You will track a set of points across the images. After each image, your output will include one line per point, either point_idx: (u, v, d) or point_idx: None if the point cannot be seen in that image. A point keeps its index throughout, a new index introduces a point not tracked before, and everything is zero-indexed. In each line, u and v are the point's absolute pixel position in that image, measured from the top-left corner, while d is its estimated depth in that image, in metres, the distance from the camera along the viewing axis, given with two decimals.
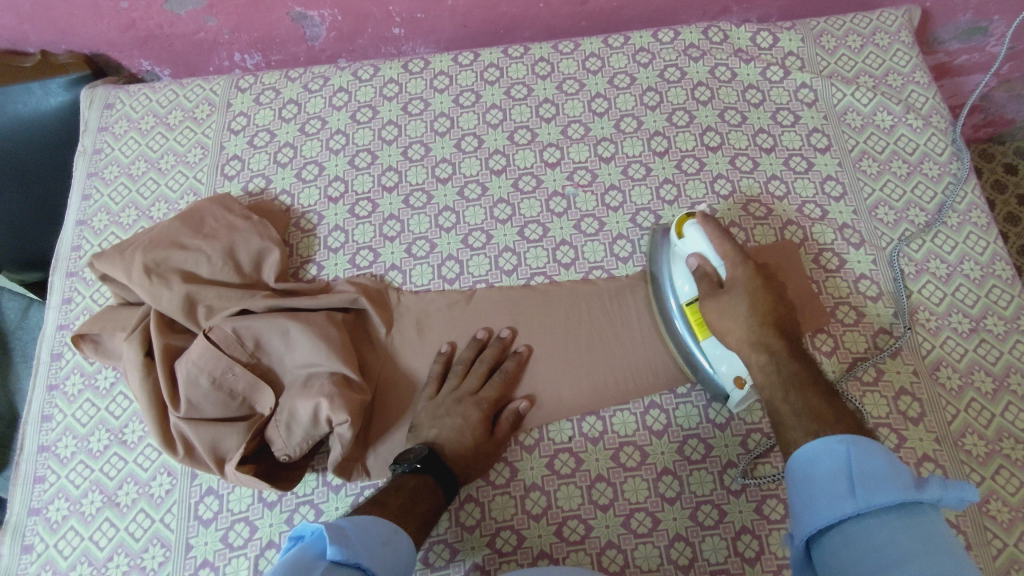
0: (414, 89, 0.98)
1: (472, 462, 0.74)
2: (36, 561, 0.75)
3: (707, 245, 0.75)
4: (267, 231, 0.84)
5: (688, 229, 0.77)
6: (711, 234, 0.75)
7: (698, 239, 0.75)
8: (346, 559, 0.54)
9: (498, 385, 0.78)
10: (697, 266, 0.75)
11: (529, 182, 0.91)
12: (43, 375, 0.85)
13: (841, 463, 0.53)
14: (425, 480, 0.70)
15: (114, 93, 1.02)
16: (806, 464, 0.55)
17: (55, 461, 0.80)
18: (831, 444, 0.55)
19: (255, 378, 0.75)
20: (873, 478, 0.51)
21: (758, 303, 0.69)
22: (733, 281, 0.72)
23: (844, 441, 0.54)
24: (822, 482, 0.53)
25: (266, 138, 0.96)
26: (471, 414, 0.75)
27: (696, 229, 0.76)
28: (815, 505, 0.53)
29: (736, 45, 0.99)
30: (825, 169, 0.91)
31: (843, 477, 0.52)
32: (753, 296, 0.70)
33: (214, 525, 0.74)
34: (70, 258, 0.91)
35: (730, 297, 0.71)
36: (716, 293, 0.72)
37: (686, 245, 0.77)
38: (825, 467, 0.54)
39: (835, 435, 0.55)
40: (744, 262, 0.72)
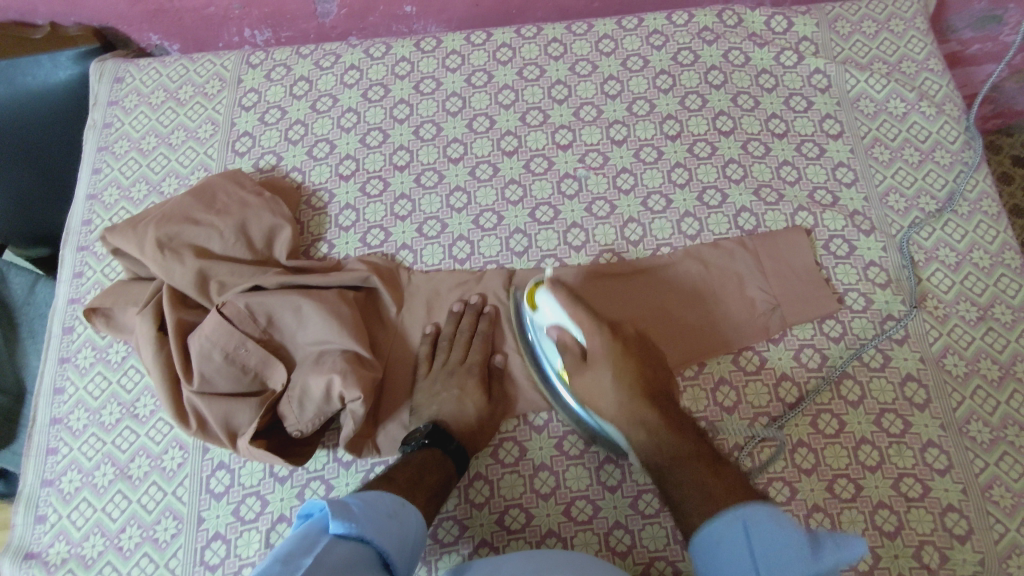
0: (426, 68, 0.97)
1: (476, 430, 0.76)
2: (50, 532, 0.76)
3: (562, 314, 0.73)
4: (279, 208, 0.84)
5: (540, 297, 0.74)
6: (563, 303, 0.73)
7: (552, 309, 0.74)
8: (349, 532, 0.55)
9: (481, 349, 0.80)
10: (559, 338, 0.73)
11: (540, 163, 0.91)
12: (54, 348, 0.85)
13: (744, 543, 0.58)
14: (434, 454, 0.71)
15: (124, 66, 1.01)
16: (711, 543, 0.59)
17: (67, 434, 0.80)
18: (730, 522, 0.59)
19: (267, 353, 0.75)
20: (776, 558, 0.56)
21: (622, 373, 0.71)
22: (593, 354, 0.72)
23: (740, 517, 0.59)
24: (729, 564, 0.57)
25: (277, 114, 0.95)
26: (467, 384, 0.77)
27: (547, 296, 0.74)
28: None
29: (750, 29, 0.98)
30: (837, 155, 0.91)
31: (748, 561, 0.57)
32: (616, 367, 0.72)
33: (226, 499, 0.75)
34: (81, 233, 0.91)
35: (596, 373, 0.72)
36: (581, 368, 0.73)
37: (542, 316, 0.75)
38: (728, 549, 0.58)
39: (729, 510, 0.60)
40: (600, 330, 0.72)
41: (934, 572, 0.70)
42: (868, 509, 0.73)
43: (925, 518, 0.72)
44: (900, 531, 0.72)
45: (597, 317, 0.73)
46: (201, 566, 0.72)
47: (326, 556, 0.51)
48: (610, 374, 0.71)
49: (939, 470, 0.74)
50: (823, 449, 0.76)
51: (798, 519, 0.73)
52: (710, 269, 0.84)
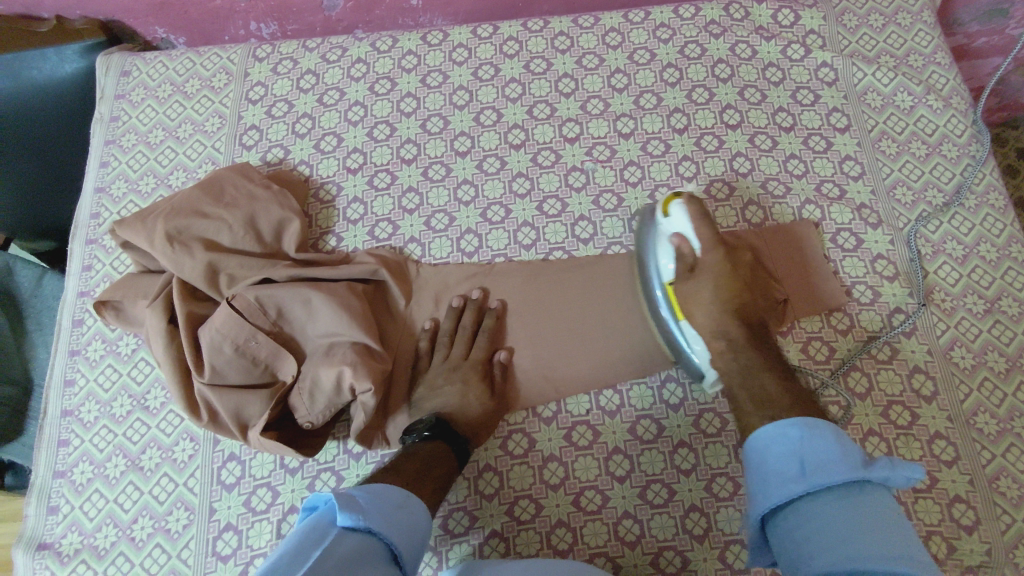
0: (433, 62, 0.97)
1: (480, 422, 0.76)
2: (62, 522, 0.76)
3: (688, 226, 0.75)
4: (288, 201, 0.84)
5: (674, 207, 0.77)
6: (694, 215, 0.76)
7: (683, 217, 0.76)
8: (358, 525, 0.55)
9: (485, 344, 0.80)
10: (677, 246, 0.75)
11: (548, 157, 0.91)
12: (64, 341, 0.85)
13: (798, 445, 0.59)
14: (439, 445, 0.71)
15: (130, 60, 1.01)
16: (765, 447, 0.61)
17: (78, 426, 0.80)
18: (788, 428, 0.61)
19: (278, 345, 0.75)
20: (824, 459, 0.57)
21: (723, 289, 0.74)
22: (703, 266, 0.75)
23: (800, 425, 0.60)
24: (777, 463, 0.59)
25: (284, 108, 0.95)
26: (470, 377, 0.78)
27: (681, 207, 0.76)
28: (771, 484, 0.59)
29: (757, 23, 0.98)
30: (844, 148, 0.91)
31: (796, 460, 0.58)
32: (719, 281, 0.75)
33: (237, 490, 0.75)
34: (89, 226, 0.91)
35: (700, 282, 0.75)
36: (687, 278, 0.75)
37: (669, 224, 0.77)
38: (780, 449, 0.60)
39: (788, 421, 0.61)
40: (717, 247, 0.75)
41: (941, 562, 0.71)
42: None
43: (932, 509, 0.73)
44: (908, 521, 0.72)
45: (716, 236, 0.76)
46: (213, 556, 0.73)
47: (335, 547, 0.52)
48: (711, 287, 0.74)
49: (946, 461, 0.75)
50: None
51: None
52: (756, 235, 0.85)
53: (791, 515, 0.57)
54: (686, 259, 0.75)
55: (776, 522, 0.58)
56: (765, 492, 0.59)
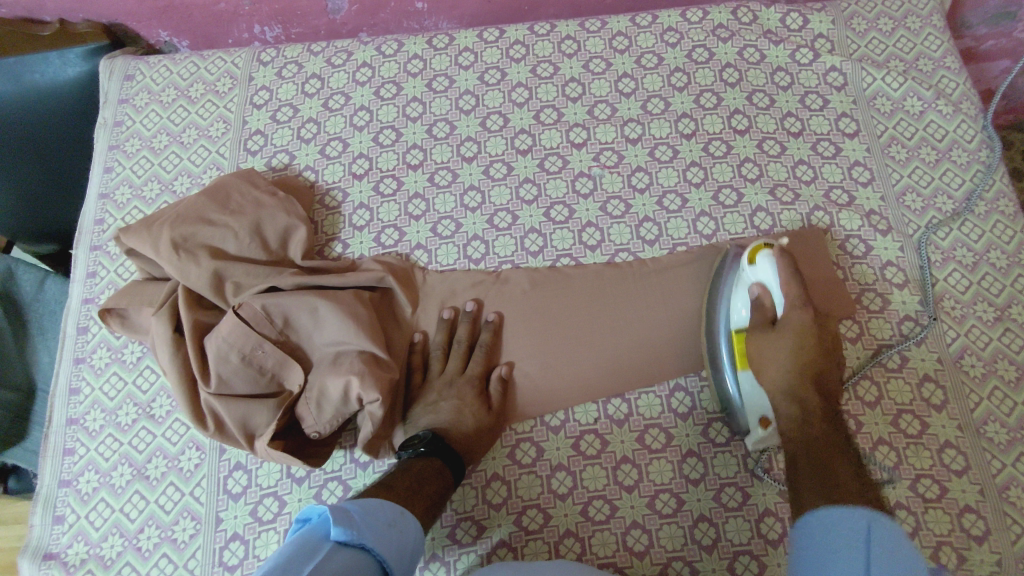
0: (439, 66, 0.97)
1: (474, 438, 0.75)
2: (68, 532, 0.76)
3: (774, 280, 0.73)
4: (294, 208, 0.84)
5: (762, 258, 0.74)
6: (783, 270, 0.72)
7: (769, 270, 0.73)
8: (350, 540, 0.54)
9: (481, 359, 0.80)
10: (758, 298, 0.74)
11: (555, 162, 0.91)
12: (69, 348, 0.85)
13: (861, 540, 0.53)
14: (432, 463, 0.70)
15: (134, 64, 1.01)
16: (825, 529, 0.56)
17: (84, 434, 0.80)
18: (853, 515, 0.55)
19: (284, 354, 0.75)
20: (888, 556, 0.51)
21: (802, 353, 0.70)
22: (787, 324, 0.72)
23: (865, 516, 0.55)
24: (834, 549, 0.54)
25: (289, 113, 0.95)
26: (465, 393, 0.77)
27: (769, 260, 0.73)
28: (825, 567, 0.53)
29: (764, 26, 0.98)
30: (853, 154, 0.90)
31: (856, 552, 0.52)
32: (801, 344, 0.70)
33: (244, 500, 0.75)
34: (93, 232, 0.91)
35: (779, 340, 0.72)
36: (766, 331, 0.73)
37: (754, 272, 0.75)
38: (840, 537, 0.54)
39: (859, 512, 0.56)
40: (803, 307, 0.71)
41: (951, 573, 0.71)
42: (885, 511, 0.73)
43: (942, 519, 0.72)
44: (918, 531, 0.72)
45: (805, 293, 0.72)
46: (220, 566, 0.73)
47: (327, 562, 0.51)
48: (791, 347, 0.71)
49: (956, 471, 0.74)
50: None
51: None
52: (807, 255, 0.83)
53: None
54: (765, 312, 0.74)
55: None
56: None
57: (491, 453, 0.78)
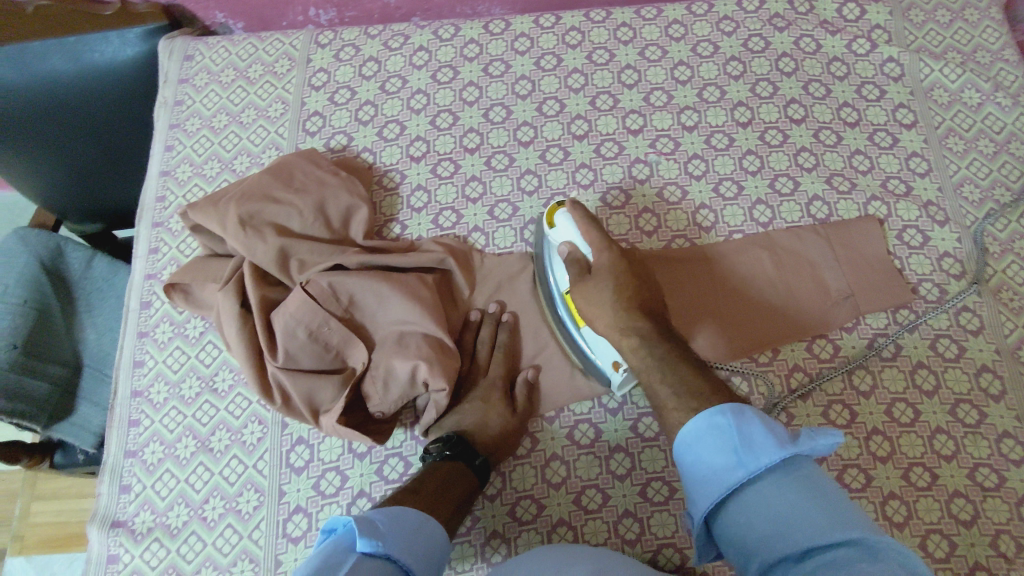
0: (495, 51, 0.97)
1: (500, 440, 0.74)
2: (135, 501, 0.78)
3: (575, 233, 0.74)
4: (356, 188, 0.85)
5: (560, 217, 0.76)
6: (580, 222, 0.74)
7: (568, 228, 0.75)
8: (376, 550, 0.53)
9: (502, 362, 0.80)
10: (568, 255, 0.74)
11: (611, 148, 0.91)
12: (133, 323, 0.86)
13: (727, 434, 0.55)
14: (457, 466, 0.69)
15: (194, 44, 1.02)
16: (694, 437, 0.57)
17: (148, 406, 0.82)
18: (713, 415, 0.56)
19: (349, 332, 0.76)
20: (753, 443, 0.53)
21: (622, 292, 0.72)
22: (598, 268, 0.73)
23: (724, 410, 0.56)
24: (708, 455, 0.55)
25: (347, 95, 0.96)
26: (490, 395, 0.77)
27: (566, 217, 0.75)
28: (709, 478, 0.54)
29: (821, 16, 0.97)
30: (910, 145, 0.90)
31: (726, 448, 0.54)
32: (618, 283, 0.72)
33: (306, 473, 0.76)
34: (155, 209, 0.92)
35: (597, 284, 0.72)
36: (583, 280, 0.73)
37: (557, 235, 0.76)
38: (709, 439, 0.56)
39: (715, 407, 0.57)
40: (609, 248, 0.73)
41: (1011, 561, 0.71)
42: (943, 497, 0.73)
43: (1001, 508, 0.73)
44: (977, 520, 0.72)
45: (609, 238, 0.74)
46: (284, 538, 0.74)
47: None
48: (610, 289, 0.72)
49: (1015, 461, 0.75)
50: (897, 437, 0.76)
51: (874, 505, 0.73)
52: (853, 243, 0.84)
53: (736, 509, 0.52)
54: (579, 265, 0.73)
55: (721, 519, 0.54)
56: (705, 490, 0.54)
57: (549, 433, 0.79)
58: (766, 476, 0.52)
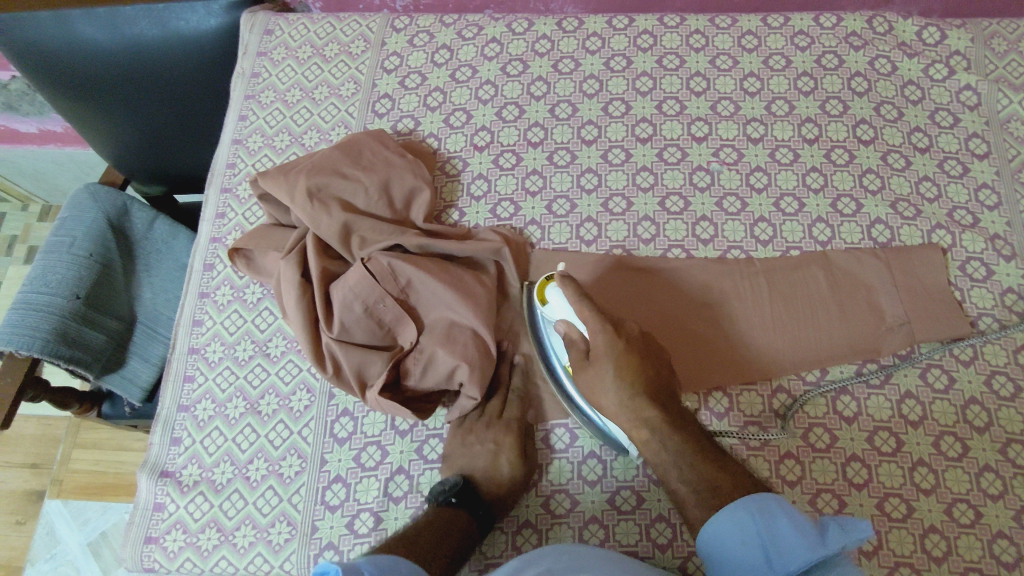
0: (566, 48, 0.98)
1: (506, 490, 0.74)
2: (184, 454, 0.81)
3: (570, 311, 0.73)
4: (421, 172, 0.87)
5: (551, 292, 0.74)
6: (571, 300, 0.72)
7: (562, 305, 0.73)
8: None
9: (518, 405, 0.80)
10: (565, 333, 0.73)
11: (674, 153, 0.91)
12: (195, 283, 0.90)
13: (753, 533, 0.58)
14: (460, 514, 0.70)
15: (274, 20, 1.05)
16: (721, 537, 0.60)
17: (203, 363, 0.85)
18: (737, 515, 0.59)
19: (402, 311, 0.78)
20: (782, 549, 0.57)
21: (624, 372, 0.69)
22: (596, 352, 0.71)
23: (750, 509, 0.59)
24: (740, 555, 0.59)
25: (417, 80, 0.98)
26: (503, 440, 0.76)
27: (557, 291, 0.74)
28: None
29: (900, 38, 0.96)
30: (981, 175, 0.88)
31: (758, 551, 0.58)
32: (618, 364, 0.70)
33: (348, 445, 0.78)
34: (225, 175, 0.96)
35: (598, 371, 0.70)
36: (583, 365, 0.72)
37: (550, 310, 0.75)
38: (739, 543, 0.59)
39: (739, 504, 0.60)
40: (606, 327, 0.70)
41: None
42: (986, 537, 0.72)
43: None
44: (1020, 563, 0.71)
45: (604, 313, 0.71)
46: (322, 505, 0.76)
47: None
48: (612, 371, 0.70)
49: None
50: (943, 471, 0.75)
51: (913, 537, 0.72)
52: (911, 270, 0.83)
53: None
54: (576, 346, 0.72)
55: None
56: None
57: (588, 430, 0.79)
58: (795, 571, 0.56)
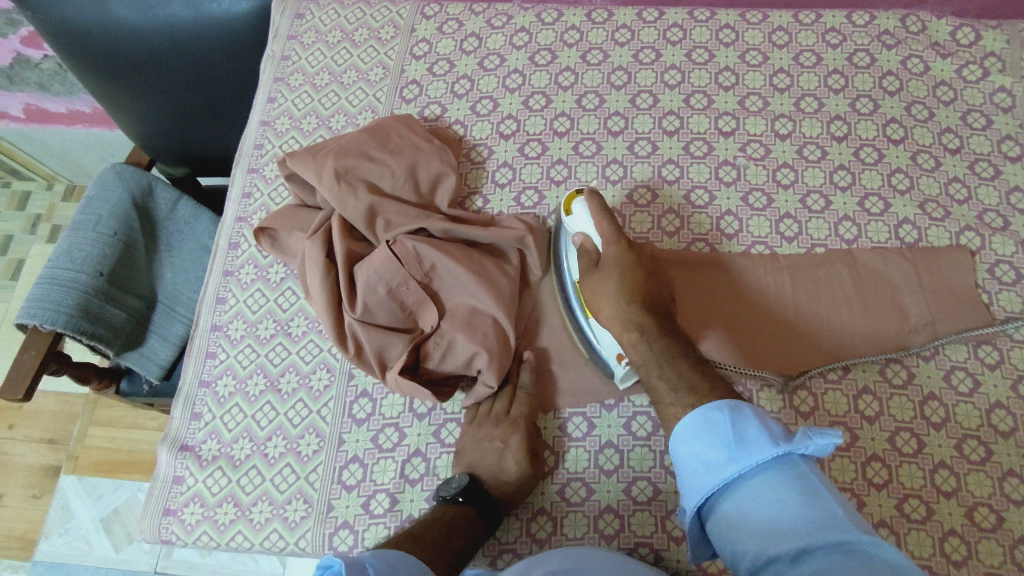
0: (595, 39, 0.98)
1: (513, 490, 0.73)
2: (204, 429, 0.81)
3: (590, 223, 0.77)
4: (447, 157, 0.87)
5: (576, 205, 0.78)
6: (592, 211, 0.76)
7: (584, 218, 0.77)
8: None
9: (528, 402, 0.77)
10: (580, 245, 0.76)
11: (700, 147, 0.91)
12: (219, 261, 0.91)
13: (720, 430, 0.55)
14: (467, 512, 0.68)
15: (305, 4, 1.06)
16: (686, 437, 0.57)
17: (225, 341, 0.85)
18: (708, 413, 0.57)
19: (425, 295, 0.78)
20: (746, 444, 0.52)
21: (626, 285, 0.73)
22: (606, 261, 0.75)
23: (723, 408, 0.56)
24: (701, 455, 0.55)
25: (445, 67, 0.98)
26: (511, 439, 0.74)
27: (582, 205, 0.77)
28: (699, 475, 0.55)
29: (933, 38, 0.95)
30: (1013, 178, 0.87)
31: (721, 446, 0.54)
32: (623, 277, 0.74)
33: (367, 426, 0.78)
34: (252, 155, 0.97)
35: (603, 276, 0.74)
36: (592, 271, 0.76)
37: (571, 222, 0.78)
38: (704, 441, 0.55)
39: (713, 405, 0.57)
40: (618, 242, 0.75)
41: None
42: (1007, 543, 0.71)
43: None
44: None
45: (620, 230, 0.76)
46: (338, 485, 0.76)
47: None
48: (615, 285, 0.73)
49: None
50: (965, 474, 0.74)
51: (932, 540, 0.71)
52: (938, 271, 0.82)
53: (731, 506, 0.52)
54: (589, 255, 0.76)
55: (714, 521, 0.54)
56: (698, 488, 0.55)
57: (607, 420, 0.78)
58: (759, 472, 0.52)
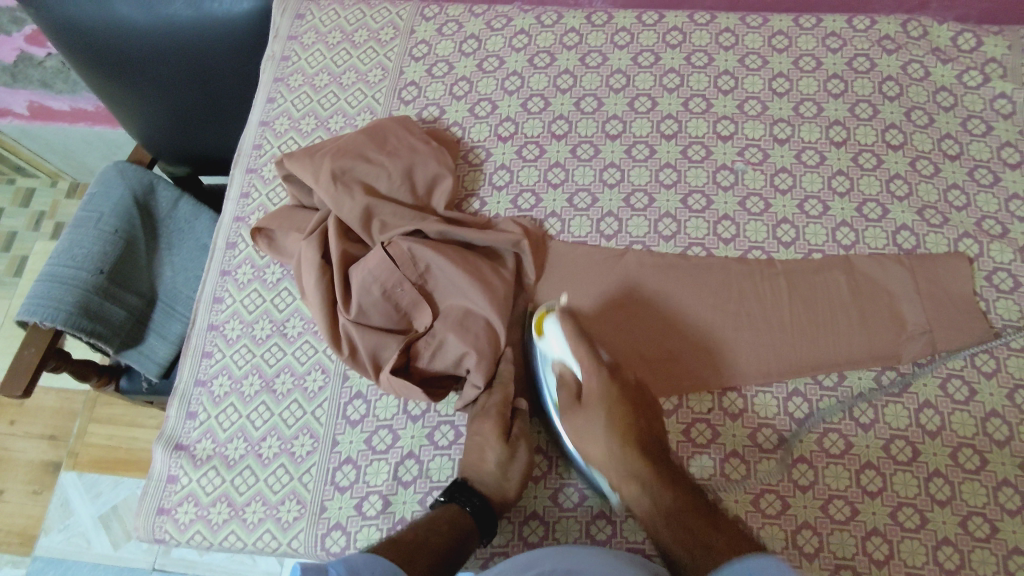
0: (595, 42, 0.98)
1: (497, 482, 0.72)
2: (198, 428, 0.82)
3: (565, 347, 0.75)
4: (445, 160, 0.87)
5: (548, 326, 0.76)
6: (569, 336, 0.75)
7: (558, 341, 0.75)
8: None
9: (501, 386, 0.76)
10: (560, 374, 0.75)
11: (698, 151, 0.91)
12: (217, 260, 0.91)
13: None
14: (450, 508, 0.70)
15: (306, 4, 1.07)
16: None
17: (222, 340, 0.86)
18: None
19: (420, 297, 0.78)
20: None
21: (614, 419, 0.71)
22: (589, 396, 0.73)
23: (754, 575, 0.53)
24: None
25: (444, 69, 0.98)
26: (485, 429, 0.74)
27: (555, 327, 0.76)
28: None
29: (934, 43, 0.95)
30: (1013, 185, 0.87)
31: None
32: (608, 414, 0.72)
33: (360, 427, 0.78)
34: (251, 155, 0.97)
35: (587, 417, 0.73)
36: (574, 409, 0.74)
37: (546, 345, 0.76)
38: None
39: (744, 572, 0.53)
40: (599, 370, 0.73)
41: None
42: (1001, 553, 0.70)
43: None
44: None
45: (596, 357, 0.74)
46: (331, 486, 0.76)
47: None
48: (601, 422, 0.72)
49: None
50: (960, 483, 0.73)
51: (926, 549, 0.71)
52: (935, 278, 0.82)
53: None
54: (568, 386, 0.75)
55: None
56: None
57: None
58: None
